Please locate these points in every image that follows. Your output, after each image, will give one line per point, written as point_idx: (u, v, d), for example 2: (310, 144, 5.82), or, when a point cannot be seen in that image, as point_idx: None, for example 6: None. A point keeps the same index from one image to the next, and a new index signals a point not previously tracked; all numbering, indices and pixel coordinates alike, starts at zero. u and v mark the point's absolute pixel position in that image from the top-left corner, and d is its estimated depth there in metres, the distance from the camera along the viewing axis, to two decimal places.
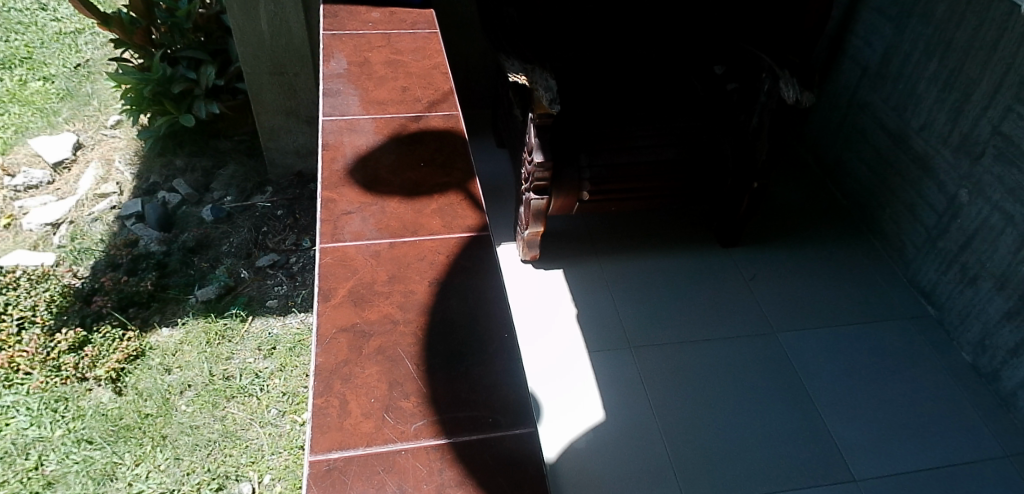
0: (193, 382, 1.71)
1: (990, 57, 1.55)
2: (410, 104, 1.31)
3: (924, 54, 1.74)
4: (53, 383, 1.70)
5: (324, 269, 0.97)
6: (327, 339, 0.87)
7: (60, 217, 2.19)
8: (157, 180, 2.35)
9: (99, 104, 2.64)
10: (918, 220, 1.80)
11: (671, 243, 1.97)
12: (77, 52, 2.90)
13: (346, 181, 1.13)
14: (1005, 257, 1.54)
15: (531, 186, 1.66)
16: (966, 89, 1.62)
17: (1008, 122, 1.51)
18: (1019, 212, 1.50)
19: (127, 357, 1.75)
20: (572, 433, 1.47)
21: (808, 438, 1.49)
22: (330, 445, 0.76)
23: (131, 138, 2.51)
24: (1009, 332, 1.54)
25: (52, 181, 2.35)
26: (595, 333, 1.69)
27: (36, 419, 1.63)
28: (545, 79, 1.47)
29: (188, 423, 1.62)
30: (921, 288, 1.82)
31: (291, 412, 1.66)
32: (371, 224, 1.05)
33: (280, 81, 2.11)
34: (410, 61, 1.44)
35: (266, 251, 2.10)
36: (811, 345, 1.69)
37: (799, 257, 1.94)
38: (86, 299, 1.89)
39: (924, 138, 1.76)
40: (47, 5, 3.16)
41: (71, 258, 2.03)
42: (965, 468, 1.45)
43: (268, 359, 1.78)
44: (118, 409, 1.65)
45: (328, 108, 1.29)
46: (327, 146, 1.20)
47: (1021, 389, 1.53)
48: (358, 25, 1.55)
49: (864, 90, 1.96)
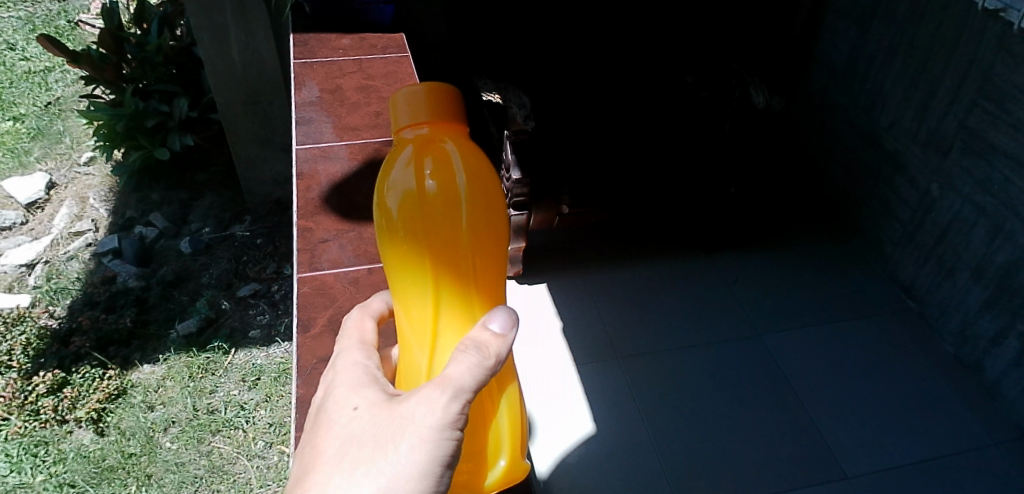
0: (177, 418, 1.68)
1: (951, 55, 1.58)
2: (384, 128, 1.31)
3: (887, 54, 1.77)
4: (32, 428, 1.67)
5: (303, 300, 0.99)
6: (308, 370, 0.89)
7: (34, 257, 2.17)
8: (133, 215, 2.32)
9: (71, 141, 2.62)
10: (894, 217, 1.83)
11: (651, 250, 1.99)
12: (47, 90, 2.87)
13: (323, 209, 1.14)
14: (979, 248, 1.57)
15: (510, 203, 1.68)
16: (930, 87, 1.65)
17: (974, 116, 1.55)
18: (989, 204, 1.53)
19: (108, 396, 1.72)
20: (563, 448, 1.47)
21: (799, 438, 1.50)
22: None
23: (105, 174, 2.49)
24: (989, 320, 1.56)
25: (26, 222, 2.32)
26: (582, 346, 1.69)
27: (16, 465, 1.60)
28: (518, 96, 1.53)
29: (173, 461, 1.60)
30: (901, 283, 1.85)
31: (279, 443, 1.64)
32: (349, 251, 1.07)
33: (253, 109, 2.10)
34: (382, 86, 1.44)
35: (246, 281, 2.09)
36: (796, 345, 1.71)
37: (778, 259, 1.97)
38: (64, 340, 1.87)
39: (893, 137, 1.79)
40: (15, 44, 3.13)
41: (48, 299, 2.00)
42: (955, 459, 1.47)
43: (253, 390, 1.76)
44: (100, 450, 1.62)
45: (301, 137, 1.30)
46: (302, 176, 1.21)
47: (1004, 377, 1.55)
48: (328, 52, 1.55)
49: (831, 91, 1.99)
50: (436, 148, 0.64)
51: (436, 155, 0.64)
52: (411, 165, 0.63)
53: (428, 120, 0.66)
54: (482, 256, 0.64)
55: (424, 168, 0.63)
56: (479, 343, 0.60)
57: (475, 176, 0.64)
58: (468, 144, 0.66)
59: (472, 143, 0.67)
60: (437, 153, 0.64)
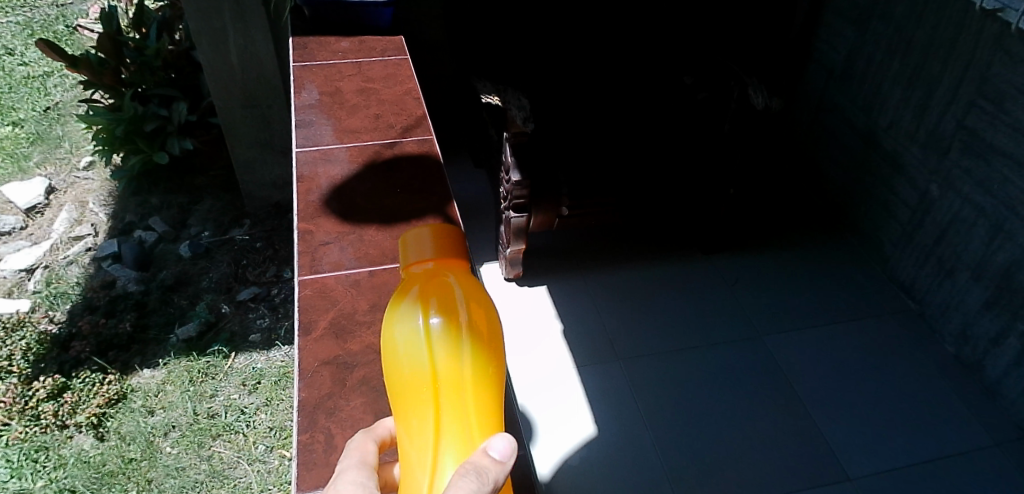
0: (177, 423, 1.68)
1: (949, 55, 1.58)
2: (384, 131, 1.32)
3: (885, 54, 1.77)
4: (32, 433, 1.66)
5: (304, 303, 0.98)
6: (310, 373, 0.88)
7: (33, 262, 2.16)
8: (132, 220, 2.32)
9: (70, 146, 2.61)
10: (894, 218, 1.83)
11: (651, 252, 1.99)
12: (46, 95, 2.87)
13: (323, 211, 1.14)
14: (979, 248, 1.57)
15: (510, 205, 1.68)
16: (928, 87, 1.66)
17: (972, 116, 1.55)
18: (989, 204, 1.53)
19: (108, 401, 1.72)
20: (565, 450, 1.46)
21: (800, 440, 1.49)
22: (317, 482, 0.76)
23: (104, 179, 2.48)
24: (990, 320, 1.56)
25: (25, 226, 2.32)
26: (582, 348, 1.69)
27: (16, 471, 1.59)
28: (517, 98, 1.51)
29: (174, 465, 1.59)
30: (902, 284, 1.85)
31: (279, 447, 1.63)
32: (350, 254, 1.07)
33: (252, 113, 2.10)
34: (382, 88, 1.44)
35: (246, 285, 2.08)
36: (796, 346, 1.71)
37: (779, 260, 1.96)
38: (64, 345, 1.87)
39: (892, 137, 1.79)
40: (14, 50, 3.13)
41: (47, 304, 2.00)
42: (957, 460, 1.46)
43: (253, 394, 1.75)
44: (100, 455, 1.61)
45: (301, 140, 1.30)
46: (302, 179, 1.21)
47: (1006, 377, 1.55)
48: (327, 55, 1.55)
49: (829, 92, 2.00)
50: (440, 284, 0.63)
51: (439, 291, 0.62)
52: (416, 302, 0.61)
53: (434, 256, 0.67)
54: (487, 381, 0.57)
55: (427, 302, 0.61)
56: (476, 467, 0.49)
57: (478, 308, 0.61)
58: (471, 280, 0.65)
59: (474, 279, 0.66)
60: (440, 288, 0.62)
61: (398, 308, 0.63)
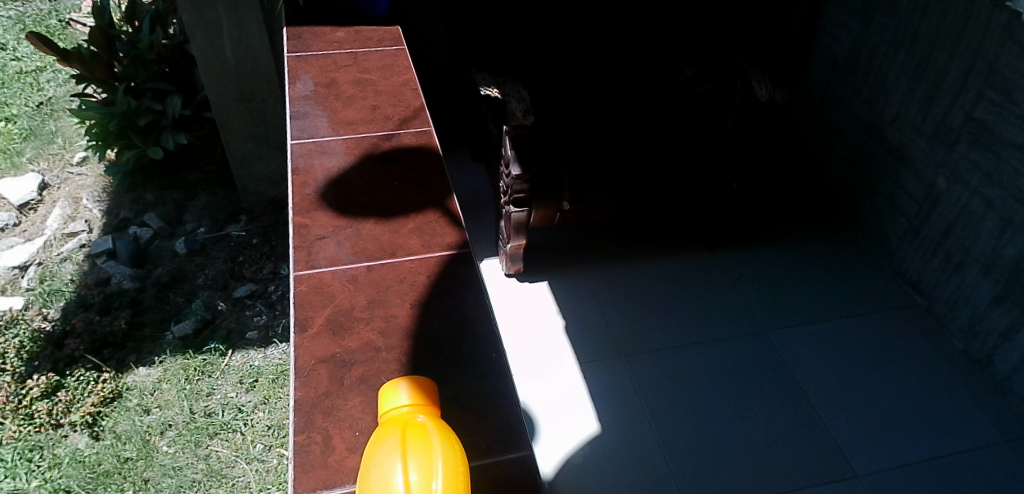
0: (174, 422, 1.65)
1: (956, 45, 1.56)
2: (381, 122, 1.29)
3: (890, 45, 1.74)
4: (26, 432, 1.63)
5: (299, 298, 0.96)
6: (306, 371, 0.85)
7: (27, 259, 2.13)
8: (127, 216, 2.29)
9: (63, 141, 2.58)
10: (899, 211, 1.81)
11: (654, 246, 1.96)
12: (38, 90, 2.83)
13: (319, 205, 1.12)
14: (988, 242, 1.54)
15: (510, 199, 1.64)
16: (935, 78, 1.63)
17: (980, 107, 1.52)
18: (998, 197, 1.50)
19: (103, 400, 1.69)
20: (568, 449, 1.44)
21: (807, 437, 1.47)
22: (315, 485, 0.72)
23: (98, 175, 2.45)
24: (999, 315, 1.54)
25: (18, 223, 2.28)
26: (584, 343, 1.67)
27: (10, 470, 1.56)
28: (517, 90, 1.49)
29: (170, 465, 1.56)
30: (908, 279, 1.83)
31: (278, 446, 1.61)
32: (347, 248, 1.04)
33: (248, 107, 2.07)
34: (378, 79, 1.41)
35: (243, 281, 2.06)
36: (801, 341, 1.69)
37: (783, 254, 1.94)
38: (58, 343, 1.84)
39: (897, 129, 1.77)
40: (6, 44, 3.09)
41: (41, 301, 1.97)
42: (967, 457, 1.44)
43: (250, 392, 1.73)
44: (96, 454, 1.58)
45: (296, 131, 1.27)
46: (297, 171, 1.18)
47: (1015, 372, 1.53)
48: (322, 46, 1.52)
49: (833, 84, 1.97)
50: (418, 432, 0.68)
51: (417, 437, 0.67)
52: (395, 449, 0.66)
53: (410, 402, 0.73)
54: None
55: (405, 446, 0.66)
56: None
57: (453, 458, 0.66)
58: (442, 424, 0.71)
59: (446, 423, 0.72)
60: (418, 437, 0.67)
61: (378, 452, 0.67)
